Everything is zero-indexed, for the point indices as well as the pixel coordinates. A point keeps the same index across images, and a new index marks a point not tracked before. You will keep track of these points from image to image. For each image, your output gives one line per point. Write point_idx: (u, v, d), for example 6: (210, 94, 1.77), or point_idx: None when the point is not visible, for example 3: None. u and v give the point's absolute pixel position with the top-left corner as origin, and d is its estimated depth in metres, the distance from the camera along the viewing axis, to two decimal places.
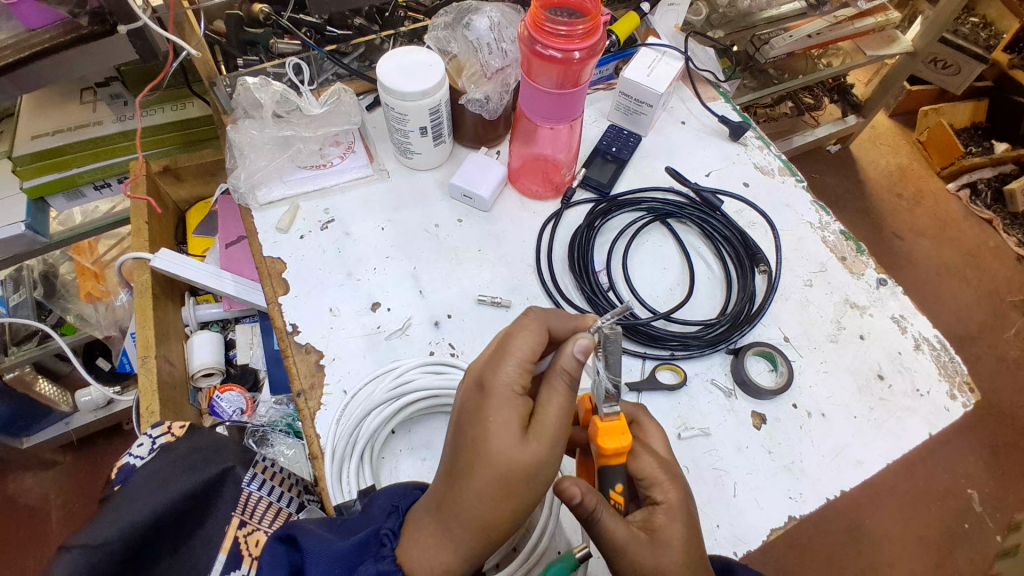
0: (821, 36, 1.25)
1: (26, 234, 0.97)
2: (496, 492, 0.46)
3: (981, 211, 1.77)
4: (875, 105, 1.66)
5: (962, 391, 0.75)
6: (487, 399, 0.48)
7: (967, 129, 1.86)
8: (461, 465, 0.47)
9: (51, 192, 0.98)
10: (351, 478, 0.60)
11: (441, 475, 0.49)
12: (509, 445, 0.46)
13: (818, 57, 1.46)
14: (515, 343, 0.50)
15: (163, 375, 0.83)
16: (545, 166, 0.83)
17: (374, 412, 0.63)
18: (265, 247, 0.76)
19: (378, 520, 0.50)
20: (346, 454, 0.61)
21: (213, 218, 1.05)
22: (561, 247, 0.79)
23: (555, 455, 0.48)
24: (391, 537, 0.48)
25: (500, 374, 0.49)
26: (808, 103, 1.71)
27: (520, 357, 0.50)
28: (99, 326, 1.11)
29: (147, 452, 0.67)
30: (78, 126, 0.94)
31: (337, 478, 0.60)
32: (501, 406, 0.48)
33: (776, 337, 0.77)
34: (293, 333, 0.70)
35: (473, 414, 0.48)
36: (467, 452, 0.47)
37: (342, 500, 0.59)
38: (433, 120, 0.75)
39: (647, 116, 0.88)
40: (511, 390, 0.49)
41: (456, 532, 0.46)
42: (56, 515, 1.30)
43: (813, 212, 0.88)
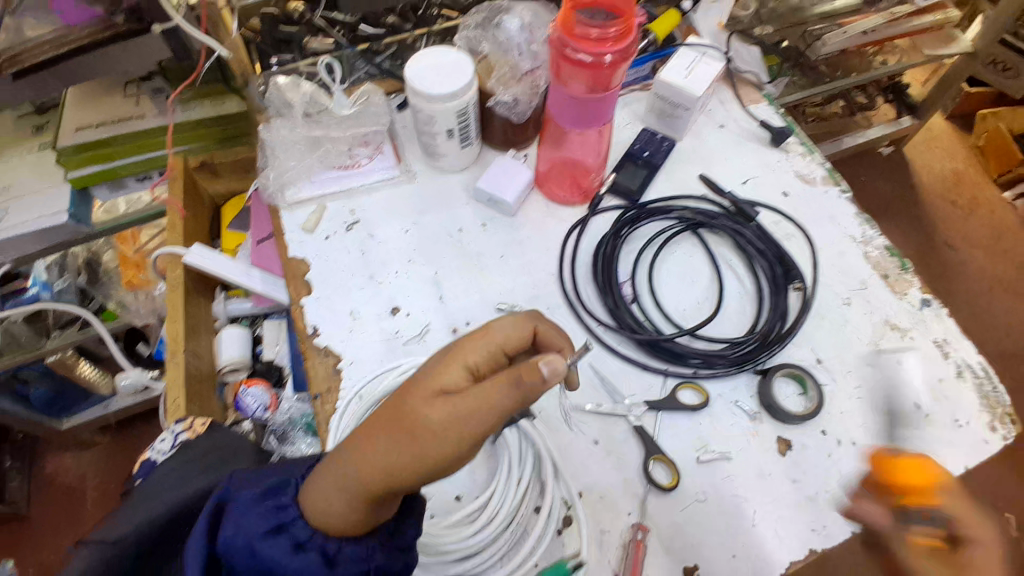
0: (878, 32, 1.19)
1: (68, 224, 1.00)
2: (393, 437, 0.44)
3: None
4: (934, 106, 1.58)
5: (1004, 424, 0.69)
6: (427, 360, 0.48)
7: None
8: (384, 403, 0.47)
9: (93, 183, 1.01)
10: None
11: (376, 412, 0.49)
12: (423, 394, 0.45)
13: (873, 55, 1.38)
14: (498, 331, 0.50)
15: (190, 369, 0.85)
16: (574, 169, 0.81)
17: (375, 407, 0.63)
18: (289, 248, 0.77)
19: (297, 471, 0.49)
20: None
21: (246, 214, 1.06)
22: (586, 255, 0.77)
23: (474, 426, 0.43)
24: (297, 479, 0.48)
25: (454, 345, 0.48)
26: (863, 103, 1.63)
27: (490, 341, 0.49)
28: (138, 314, 1.15)
29: (169, 446, 0.68)
30: (119, 119, 0.94)
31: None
32: (427, 366, 0.47)
33: (808, 359, 0.73)
34: (313, 335, 0.70)
35: (421, 367, 0.48)
36: (396, 392, 0.47)
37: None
38: (460, 123, 0.73)
39: (682, 120, 0.85)
40: (461, 358, 0.47)
41: (347, 463, 0.44)
42: (92, 496, 1.35)
43: (858, 225, 0.83)
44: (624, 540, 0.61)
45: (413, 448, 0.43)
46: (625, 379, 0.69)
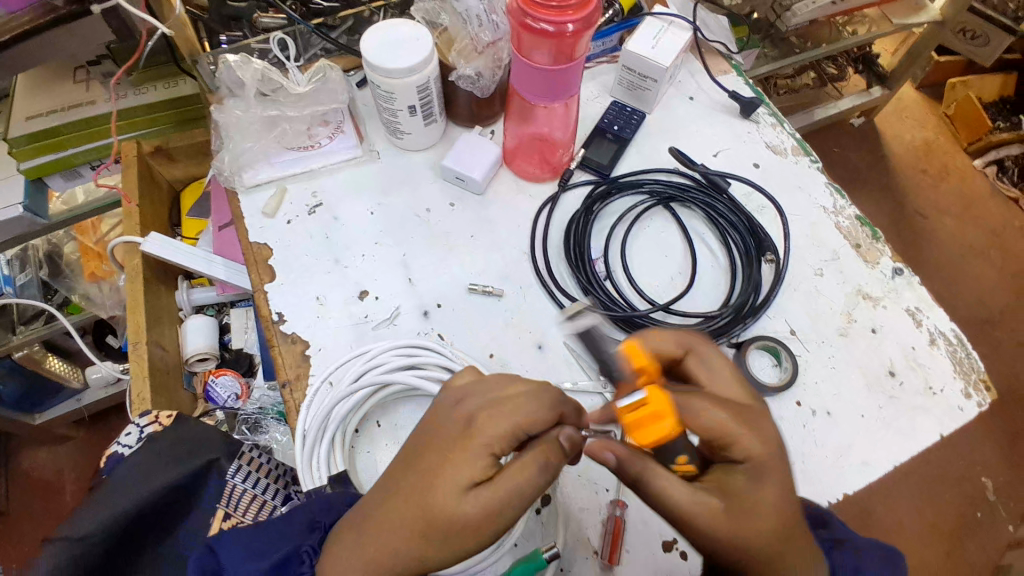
0: (846, 2, 1.19)
1: (23, 216, 0.96)
2: (420, 528, 0.44)
3: (1007, 189, 1.69)
4: (901, 77, 1.58)
5: (977, 390, 0.72)
6: (453, 448, 0.46)
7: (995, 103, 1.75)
8: (407, 484, 0.46)
9: (50, 173, 0.97)
10: (321, 464, 0.58)
11: (384, 484, 0.47)
12: (453, 492, 0.44)
13: (843, 25, 1.39)
14: (522, 404, 0.47)
15: (155, 361, 0.82)
16: (541, 145, 0.79)
17: (347, 400, 0.60)
18: (251, 233, 0.74)
19: (298, 536, 0.49)
20: (317, 438, 0.60)
21: (205, 200, 1.02)
22: (558, 233, 0.76)
23: (502, 520, 0.45)
24: (311, 555, 0.48)
25: (481, 427, 0.46)
26: (832, 73, 1.62)
27: (517, 418, 0.46)
28: (104, 306, 1.10)
29: (136, 441, 0.66)
30: (72, 106, 0.91)
31: (307, 461, 0.59)
32: (457, 457, 0.45)
33: (782, 330, 0.73)
34: (278, 322, 0.69)
35: (441, 449, 0.46)
36: (417, 479, 0.45)
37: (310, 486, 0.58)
38: (422, 99, 0.71)
39: (651, 92, 0.83)
40: (488, 444, 0.46)
41: (368, 552, 0.44)
42: (71, 489, 1.33)
43: (827, 195, 0.83)
44: (603, 516, 0.61)
45: (446, 539, 0.44)
46: None
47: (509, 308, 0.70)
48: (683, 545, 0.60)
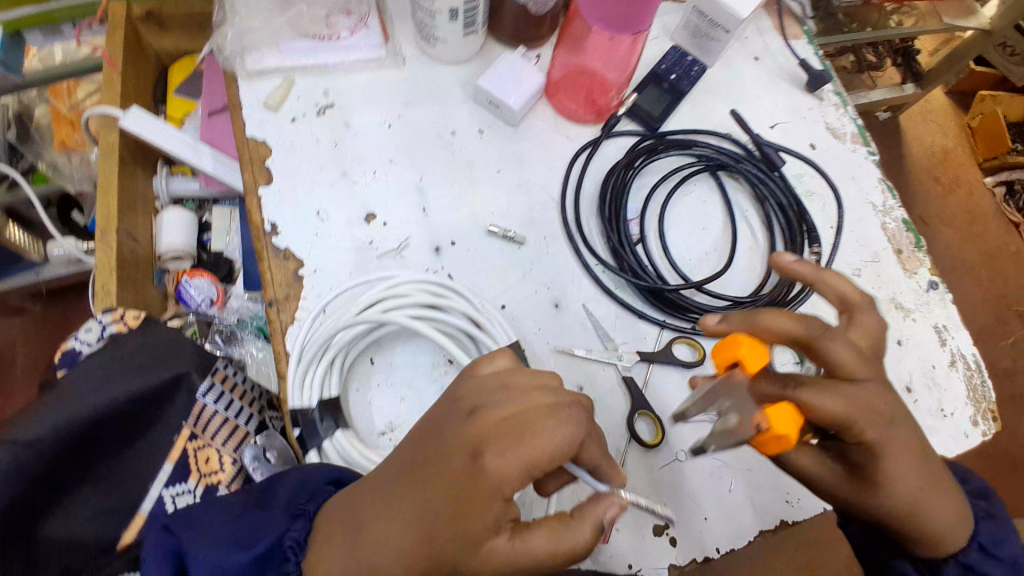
0: None
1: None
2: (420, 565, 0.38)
3: (1011, 214, 1.63)
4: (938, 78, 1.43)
5: (984, 418, 0.69)
6: (461, 485, 0.37)
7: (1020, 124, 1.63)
8: (407, 502, 0.39)
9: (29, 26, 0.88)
10: (314, 385, 0.52)
11: (384, 496, 0.40)
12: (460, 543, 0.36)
13: (889, 13, 1.22)
14: (542, 438, 0.37)
15: (124, 252, 0.74)
16: (591, 82, 0.69)
17: (350, 327, 0.54)
18: (248, 126, 0.65)
19: (279, 520, 0.45)
20: (314, 358, 0.54)
21: (197, 79, 0.90)
22: (592, 184, 0.69)
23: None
24: (296, 551, 0.43)
25: (493, 470, 0.36)
26: (871, 61, 1.51)
27: (533, 460, 0.36)
28: (71, 179, 1.00)
29: (96, 339, 0.60)
30: None
31: (299, 379, 0.53)
32: (466, 502, 0.36)
33: (809, 328, 0.69)
34: (271, 234, 0.61)
35: (448, 480, 0.37)
36: (420, 509, 0.38)
37: (300, 404, 0.52)
38: (467, 4, 0.61)
39: (719, 44, 0.74)
40: (503, 494, 0.36)
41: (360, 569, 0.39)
42: (22, 366, 1.25)
43: (877, 191, 0.77)
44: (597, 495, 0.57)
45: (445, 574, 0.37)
46: (619, 325, 0.63)
47: (529, 258, 0.64)
48: (675, 533, 0.57)
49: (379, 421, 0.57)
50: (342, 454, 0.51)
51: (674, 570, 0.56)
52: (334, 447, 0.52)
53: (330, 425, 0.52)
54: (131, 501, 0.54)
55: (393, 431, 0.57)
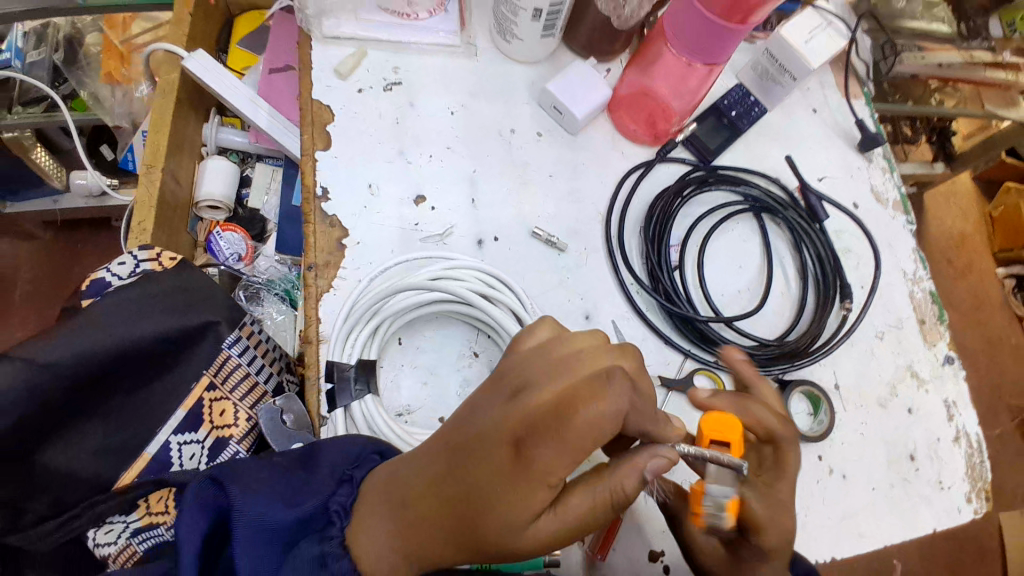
0: (948, 70, 1.10)
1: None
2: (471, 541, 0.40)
3: (1017, 307, 1.63)
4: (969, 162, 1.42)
5: (979, 497, 0.70)
6: (507, 473, 0.38)
7: None
8: (453, 479, 0.40)
9: None
10: (355, 346, 0.54)
11: (429, 474, 0.41)
12: (511, 522, 0.38)
13: (932, 91, 1.19)
14: (577, 423, 0.36)
15: (165, 193, 0.74)
16: (653, 106, 0.69)
17: (399, 296, 0.56)
18: (315, 88, 0.65)
19: (324, 485, 0.46)
20: (360, 320, 0.55)
21: (263, 34, 0.91)
22: (639, 204, 0.69)
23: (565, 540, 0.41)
24: (341, 515, 0.44)
25: (537, 458, 0.37)
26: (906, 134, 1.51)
27: (575, 446, 0.36)
28: (111, 112, 0.99)
29: (128, 273, 0.59)
30: None
31: (343, 336, 0.54)
32: (514, 487, 0.38)
33: (827, 381, 0.69)
34: (321, 199, 0.61)
35: (493, 465, 0.38)
36: (469, 493, 0.39)
37: (339, 360, 0.54)
38: (552, 7, 0.62)
39: (784, 89, 0.75)
40: (549, 479, 0.37)
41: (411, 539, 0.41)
42: (23, 291, 1.21)
43: (910, 261, 0.78)
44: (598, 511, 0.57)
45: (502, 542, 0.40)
46: (645, 348, 0.63)
47: (567, 266, 0.64)
48: (670, 559, 0.57)
49: (397, 401, 0.57)
50: (368, 419, 0.53)
51: None
52: (363, 411, 0.53)
53: (362, 389, 0.53)
54: (137, 442, 0.53)
55: (409, 414, 0.57)
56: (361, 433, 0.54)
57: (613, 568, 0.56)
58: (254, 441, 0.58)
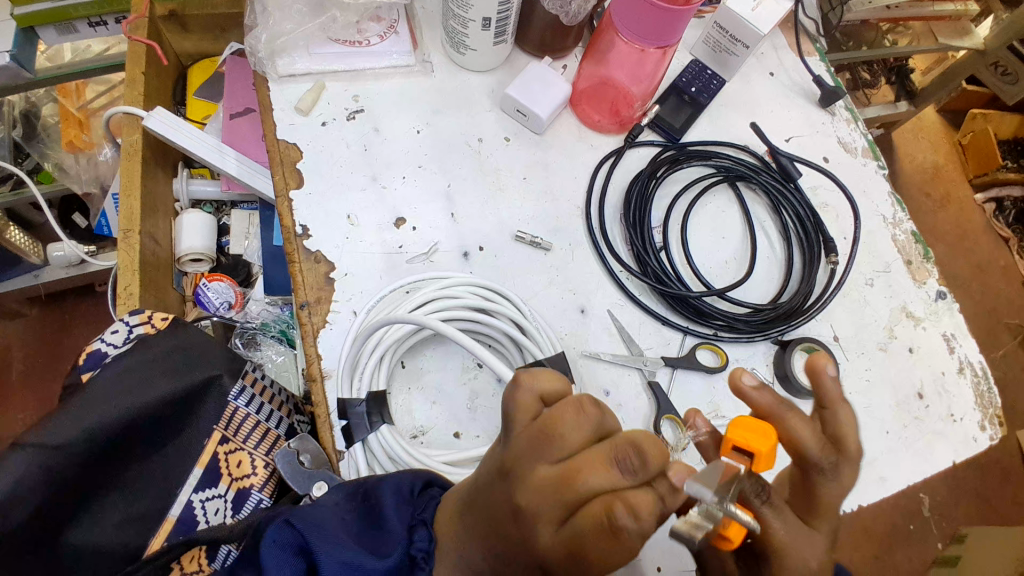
0: (898, 10, 1.08)
1: (9, 66, 0.82)
2: None
3: (1001, 228, 1.67)
4: (927, 98, 1.45)
5: (991, 423, 0.71)
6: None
7: (1008, 142, 1.71)
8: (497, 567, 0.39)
9: (43, 23, 0.83)
10: (366, 375, 0.54)
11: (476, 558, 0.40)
12: None
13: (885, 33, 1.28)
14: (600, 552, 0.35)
15: (145, 255, 0.74)
16: (614, 95, 0.71)
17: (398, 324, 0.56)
18: (278, 129, 0.66)
19: (399, 532, 0.42)
20: (365, 346, 0.55)
21: (218, 81, 0.91)
22: (615, 192, 0.70)
23: None
24: (426, 559, 0.41)
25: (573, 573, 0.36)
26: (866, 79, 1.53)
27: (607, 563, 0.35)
28: (77, 180, 0.98)
29: (123, 341, 0.59)
30: None
31: (351, 368, 0.55)
32: None
33: (826, 335, 0.70)
34: (302, 236, 0.61)
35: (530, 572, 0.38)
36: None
37: (348, 397, 0.54)
38: (500, 13, 0.62)
39: (737, 59, 0.76)
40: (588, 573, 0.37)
41: None
42: (19, 370, 1.20)
43: (888, 205, 0.79)
44: None
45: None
46: (644, 331, 0.64)
47: (555, 264, 0.65)
48: None
49: (408, 424, 0.58)
50: (386, 448, 0.52)
51: None
52: (381, 441, 0.53)
53: (377, 420, 0.53)
54: (158, 507, 0.53)
55: (424, 434, 0.57)
56: (381, 466, 0.53)
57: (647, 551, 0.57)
58: (275, 485, 0.57)
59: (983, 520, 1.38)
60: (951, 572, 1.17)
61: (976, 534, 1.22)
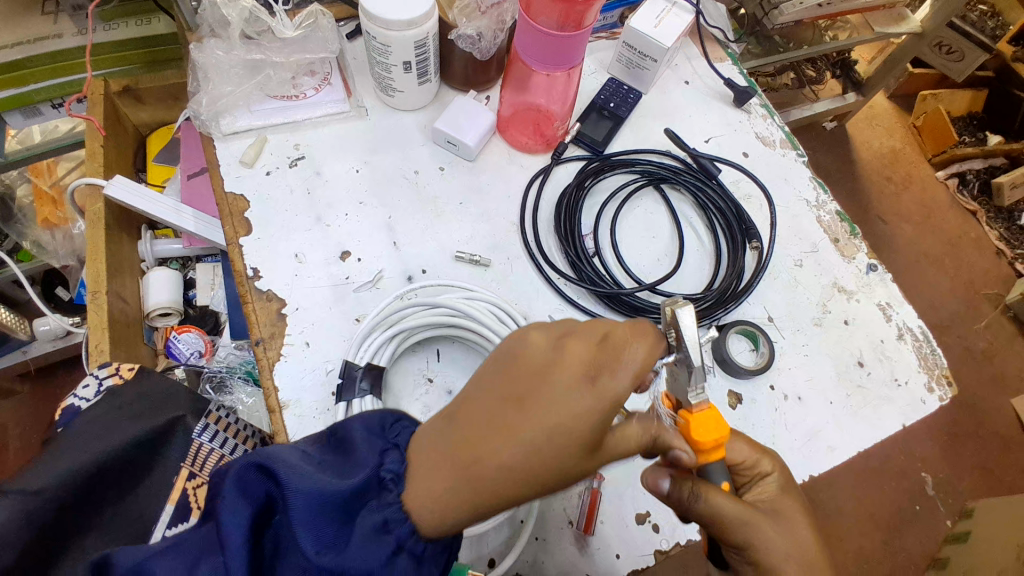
0: (833, 7, 1.11)
1: None
2: (535, 472, 0.41)
3: (967, 202, 1.72)
4: (877, 85, 1.52)
5: (939, 384, 0.74)
6: (586, 401, 0.42)
7: (965, 116, 1.81)
8: (526, 400, 0.42)
9: (7, 109, 0.88)
10: (370, 348, 0.59)
11: (500, 404, 0.42)
12: (580, 434, 0.42)
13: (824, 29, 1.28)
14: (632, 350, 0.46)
15: (114, 314, 0.78)
16: (537, 116, 0.77)
17: (432, 311, 0.62)
18: (226, 182, 0.70)
19: (368, 457, 0.42)
20: (375, 329, 0.61)
21: (175, 146, 0.97)
22: (548, 205, 0.75)
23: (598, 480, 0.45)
24: (395, 482, 0.41)
25: (614, 382, 0.44)
26: (811, 76, 1.61)
27: (636, 366, 0.45)
28: (56, 255, 1.02)
29: (93, 394, 0.63)
30: (39, 38, 0.83)
31: (362, 337, 0.60)
32: (593, 407, 0.42)
33: (760, 317, 0.75)
34: (253, 278, 0.66)
35: (566, 388, 0.42)
36: (546, 408, 0.41)
37: (354, 360, 0.59)
38: (418, 55, 0.68)
39: (650, 72, 0.82)
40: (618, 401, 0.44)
41: (466, 478, 0.40)
42: (15, 446, 1.22)
43: (810, 189, 0.84)
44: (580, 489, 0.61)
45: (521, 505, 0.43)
46: None
47: (495, 278, 0.69)
48: (655, 517, 0.61)
49: None
50: None
51: (659, 554, 0.60)
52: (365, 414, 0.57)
53: (365, 389, 0.57)
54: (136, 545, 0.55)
55: None
56: None
57: (605, 541, 0.59)
58: None
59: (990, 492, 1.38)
60: (962, 549, 1.19)
61: (987, 510, 1.22)
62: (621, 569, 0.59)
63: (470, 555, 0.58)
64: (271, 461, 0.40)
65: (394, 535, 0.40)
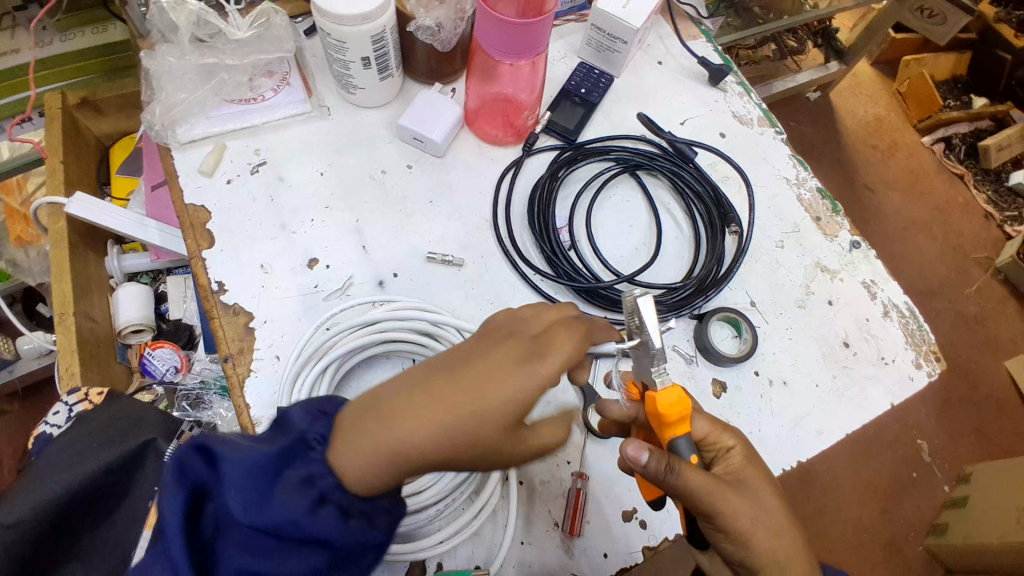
0: None
1: None
2: (462, 448, 0.40)
3: (954, 166, 1.71)
4: (860, 51, 1.49)
5: (927, 360, 0.74)
6: (514, 379, 0.41)
7: (947, 82, 1.77)
8: (452, 381, 0.41)
9: None
10: (305, 385, 0.55)
11: (429, 385, 0.41)
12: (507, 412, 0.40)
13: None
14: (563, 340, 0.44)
15: (84, 335, 0.76)
16: (505, 107, 0.74)
17: (400, 323, 0.59)
18: (185, 194, 0.68)
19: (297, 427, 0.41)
20: (309, 361, 0.57)
21: (138, 156, 0.94)
22: (521, 199, 0.73)
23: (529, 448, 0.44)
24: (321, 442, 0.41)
25: (545, 364, 0.41)
26: (793, 46, 1.58)
27: (565, 354, 0.43)
28: (31, 273, 0.99)
29: (64, 420, 0.60)
30: None
31: (293, 378, 0.56)
32: (517, 387, 0.40)
33: (742, 302, 0.73)
34: (218, 292, 0.63)
35: (493, 368, 0.41)
36: (475, 388, 0.40)
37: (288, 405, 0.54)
38: (377, 51, 0.65)
39: (621, 55, 0.80)
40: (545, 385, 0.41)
41: (395, 455, 0.39)
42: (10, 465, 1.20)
43: (790, 166, 0.82)
44: (564, 489, 0.60)
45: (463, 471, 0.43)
46: None
47: (469, 278, 0.68)
48: (643, 514, 0.60)
49: None
50: None
51: (647, 550, 0.59)
52: None
53: None
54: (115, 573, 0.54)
55: None
56: None
57: (591, 541, 0.59)
58: None
59: (986, 456, 1.38)
60: (962, 515, 1.20)
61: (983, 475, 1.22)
62: (609, 568, 0.58)
63: (456, 563, 0.57)
64: (207, 448, 0.39)
65: (318, 487, 0.39)
